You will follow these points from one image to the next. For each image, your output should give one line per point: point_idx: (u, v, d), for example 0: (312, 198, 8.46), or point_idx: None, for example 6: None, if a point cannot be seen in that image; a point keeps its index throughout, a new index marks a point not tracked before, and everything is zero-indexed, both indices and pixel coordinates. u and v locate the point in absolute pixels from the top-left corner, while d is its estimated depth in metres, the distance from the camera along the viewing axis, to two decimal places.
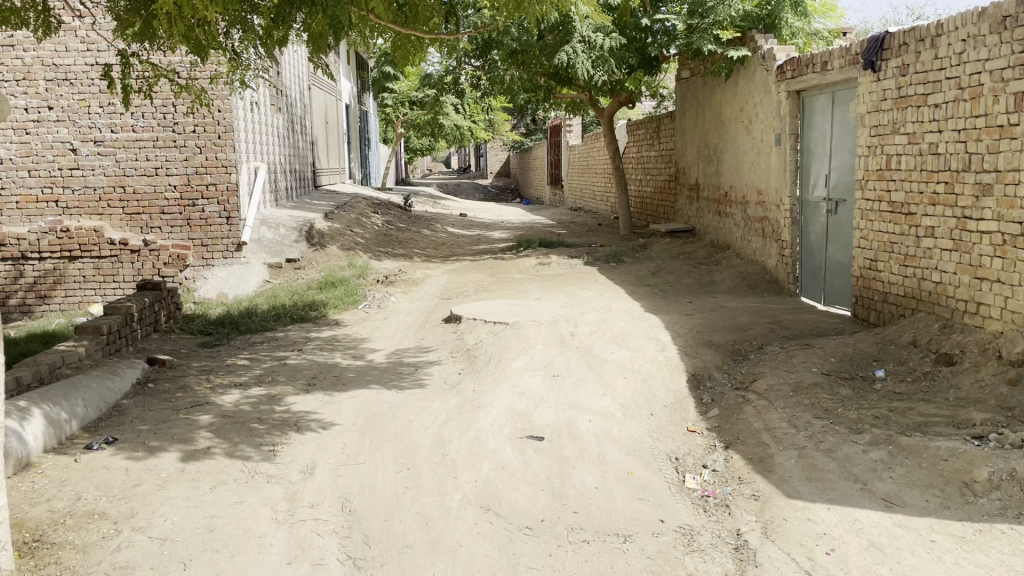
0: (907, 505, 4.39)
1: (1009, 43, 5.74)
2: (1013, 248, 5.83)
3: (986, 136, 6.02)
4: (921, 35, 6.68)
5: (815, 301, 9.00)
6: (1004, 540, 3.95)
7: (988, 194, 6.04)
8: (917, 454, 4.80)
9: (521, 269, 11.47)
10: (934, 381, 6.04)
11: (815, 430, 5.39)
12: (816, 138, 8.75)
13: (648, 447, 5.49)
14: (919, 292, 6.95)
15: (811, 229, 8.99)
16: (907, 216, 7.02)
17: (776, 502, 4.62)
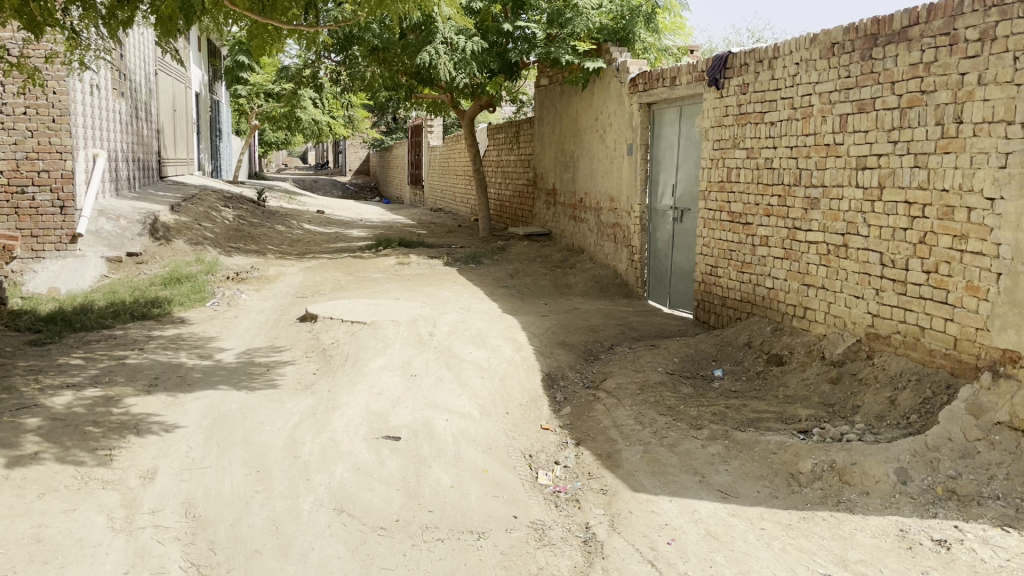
0: (740, 495, 4.71)
1: (836, 68, 6.27)
2: (836, 257, 6.36)
3: (814, 154, 6.54)
4: (759, 57, 7.16)
5: (662, 304, 9.47)
6: (824, 526, 4.31)
7: (816, 208, 6.56)
8: (750, 448, 5.17)
9: (379, 268, 11.36)
10: (766, 379, 6.51)
11: (659, 426, 5.69)
12: (664, 150, 9.20)
13: (503, 445, 5.59)
14: (753, 296, 7.45)
15: (658, 236, 9.45)
16: (745, 225, 7.51)
17: (622, 495, 4.82)
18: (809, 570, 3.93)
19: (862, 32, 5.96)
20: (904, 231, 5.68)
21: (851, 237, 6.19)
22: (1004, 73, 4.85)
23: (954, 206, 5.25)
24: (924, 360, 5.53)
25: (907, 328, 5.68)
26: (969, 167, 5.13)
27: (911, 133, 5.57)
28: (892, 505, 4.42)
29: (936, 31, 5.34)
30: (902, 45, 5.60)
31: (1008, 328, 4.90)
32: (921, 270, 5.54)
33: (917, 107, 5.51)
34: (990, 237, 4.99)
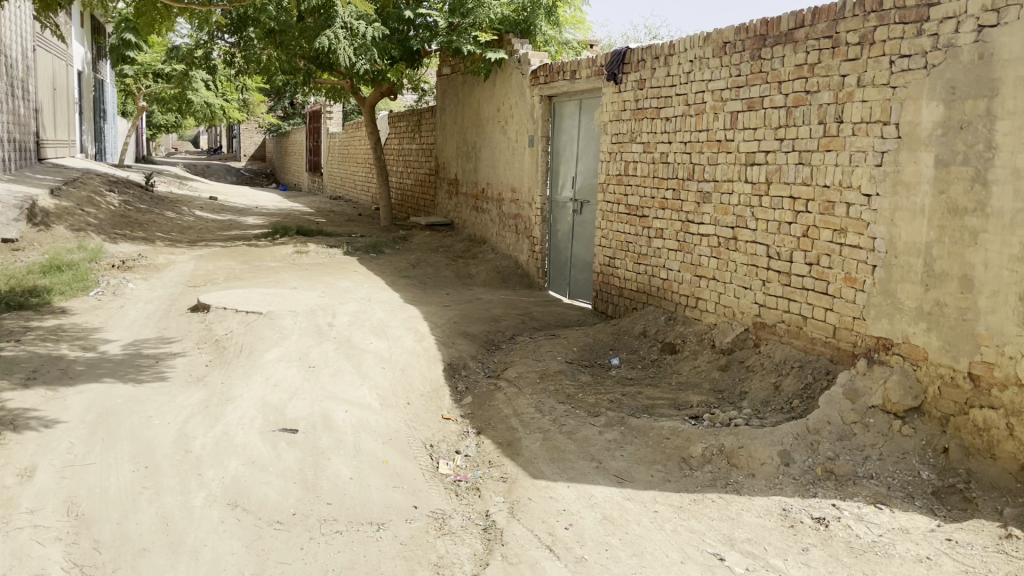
0: (635, 480, 4.85)
1: (727, 67, 6.50)
2: (726, 250, 6.61)
3: (706, 149, 6.77)
4: (656, 53, 7.34)
5: (561, 294, 9.62)
6: (713, 507, 4.49)
7: (708, 202, 6.80)
8: (645, 433, 5.34)
9: (276, 257, 11.08)
10: (660, 367, 6.74)
11: (558, 414, 5.80)
12: (565, 142, 9.33)
13: (403, 436, 5.56)
14: (649, 286, 7.66)
15: (559, 227, 9.59)
16: (641, 217, 7.71)
17: (522, 482, 4.89)
18: (699, 550, 4.08)
19: (752, 33, 6.20)
20: (789, 225, 5.95)
21: (740, 230, 6.45)
22: (881, 76, 5.15)
23: (835, 202, 5.54)
24: (806, 347, 5.83)
25: (791, 317, 5.97)
26: (848, 165, 5.42)
27: (796, 131, 5.83)
28: (776, 486, 4.66)
29: (819, 33, 5.60)
30: (789, 46, 5.85)
31: (882, 317, 5.22)
32: (804, 262, 5.83)
33: (801, 106, 5.78)
34: (867, 231, 5.30)
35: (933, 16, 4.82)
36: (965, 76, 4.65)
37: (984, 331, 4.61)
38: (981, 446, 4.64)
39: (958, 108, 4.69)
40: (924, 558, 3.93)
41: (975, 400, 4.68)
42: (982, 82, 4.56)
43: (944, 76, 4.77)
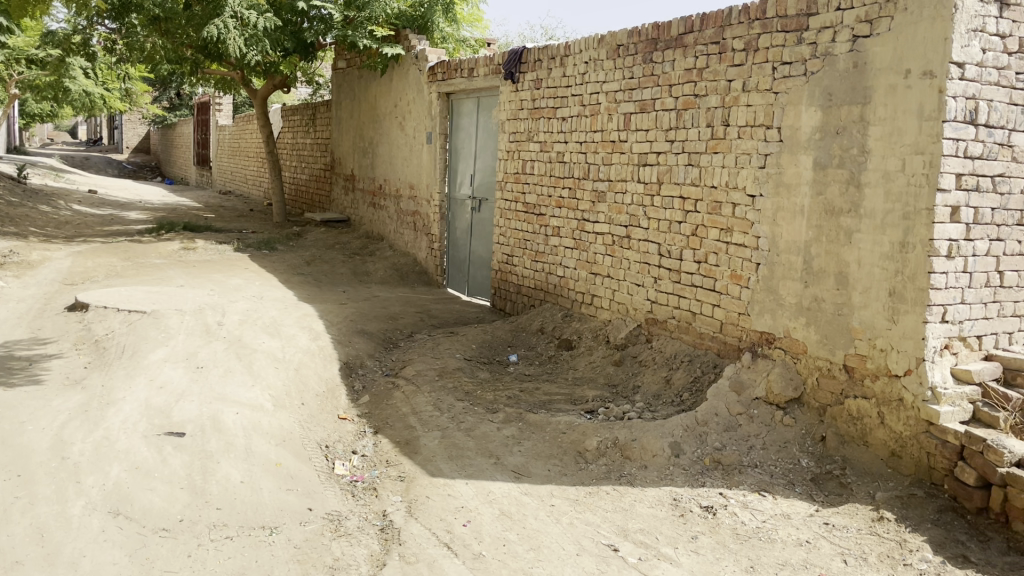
0: (532, 475, 4.90)
1: (621, 69, 6.64)
2: (620, 248, 6.77)
3: (601, 150, 6.91)
4: (552, 53, 7.44)
5: (460, 292, 9.63)
6: (608, 499, 4.59)
7: (603, 201, 6.93)
8: (542, 429, 5.41)
9: (162, 254, 10.62)
10: (557, 363, 6.85)
11: (456, 411, 5.80)
12: (463, 140, 9.33)
13: (297, 437, 5.44)
14: (546, 284, 7.75)
15: (457, 224, 9.58)
16: (538, 216, 7.80)
17: (420, 481, 4.86)
18: (594, 541, 4.17)
19: (644, 36, 6.36)
20: (679, 224, 6.14)
21: (633, 229, 6.61)
22: (764, 81, 5.37)
23: (722, 202, 5.75)
24: (695, 342, 6.03)
25: (681, 313, 6.17)
26: (734, 166, 5.64)
27: (686, 133, 6.02)
28: (667, 477, 4.81)
29: (707, 39, 5.80)
30: (679, 50, 6.04)
31: (765, 312, 5.46)
32: (693, 260, 6.02)
33: (691, 109, 5.97)
34: (752, 231, 5.53)
35: (812, 25, 5.07)
36: (841, 83, 4.91)
37: (858, 325, 4.88)
38: (854, 434, 4.93)
39: (835, 114, 4.95)
40: (804, 542, 4.15)
41: (849, 391, 4.97)
42: (856, 90, 4.83)
43: (821, 83, 5.02)
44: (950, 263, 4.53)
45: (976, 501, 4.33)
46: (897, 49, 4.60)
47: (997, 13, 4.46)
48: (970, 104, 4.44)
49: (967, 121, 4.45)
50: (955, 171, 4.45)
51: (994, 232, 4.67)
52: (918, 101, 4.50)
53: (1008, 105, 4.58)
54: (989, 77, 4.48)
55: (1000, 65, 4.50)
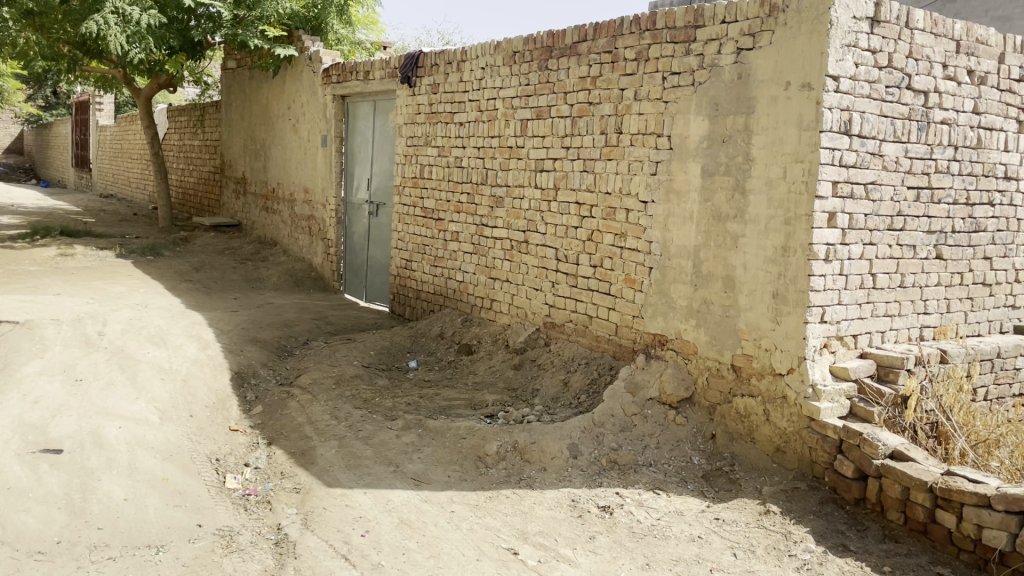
0: (432, 481, 4.87)
1: (517, 76, 6.69)
2: (518, 252, 6.81)
3: (499, 155, 6.95)
4: (448, 58, 7.43)
5: (357, 297, 9.49)
6: (508, 503, 4.61)
7: (501, 206, 6.97)
8: (441, 435, 5.38)
9: (36, 261, 10.01)
10: (457, 368, 6.86)
11: (354, 420, 5.70)
12: (359, 143, 9.20)
13: (185, 451, 5.22)
14: (445, 289, 7.73)
15: (354, 229, 9.44)
16: (436, 220, 7.77)
17: (316, 492, 4.75)
18: (494, 546, 4.17)
19: (539, 44, 6.43)
20: (576, 229, 6.24)
21: (531, 234, 6.67)
22: (655, 90, 5.53)
23: (616, 208, 5.88)
24: (592, 345, 6.14)
25: (577, 317, 6.26)
26: (627, 173, 5.78)
27: (581, 140, 6.13)
28: (565, 478, 4.87)
29: (600, 48, 5.92)
30: (573, 59, 6.14)
31: (658, 315, 5.61)
32: (589, 265, 6.13)
33: (585, 116, 6.08)
34: (645, 236, 5.67)
35: (699, 36, 5.25)
36: (727, 93, 5.11)
37: (744, 326, 5.09)
38: (742, 431, 5.14)
39: (721, 123, 5.14)
40: (696, 537, 4.28)
41: (737, 389, 5.16)
42: (741, 100, 5.03)
43: (708, 94, 5.21)
44: (827, 266, 4.78)
45: (854, 492, 4.59)
46: (777, 63, 4.82)
47: (868, 29, 4.72)
48: (844, 115, 4.69)
49: (842, 132, 4.70)
50: (831, 179, 4.70)
51: (867, 236, 4.92)
52: (797, 112, 4.73)
53: (879, 116, 4.84)
54: (862, 89, 4.74)
55: (871, 79, 4.77)
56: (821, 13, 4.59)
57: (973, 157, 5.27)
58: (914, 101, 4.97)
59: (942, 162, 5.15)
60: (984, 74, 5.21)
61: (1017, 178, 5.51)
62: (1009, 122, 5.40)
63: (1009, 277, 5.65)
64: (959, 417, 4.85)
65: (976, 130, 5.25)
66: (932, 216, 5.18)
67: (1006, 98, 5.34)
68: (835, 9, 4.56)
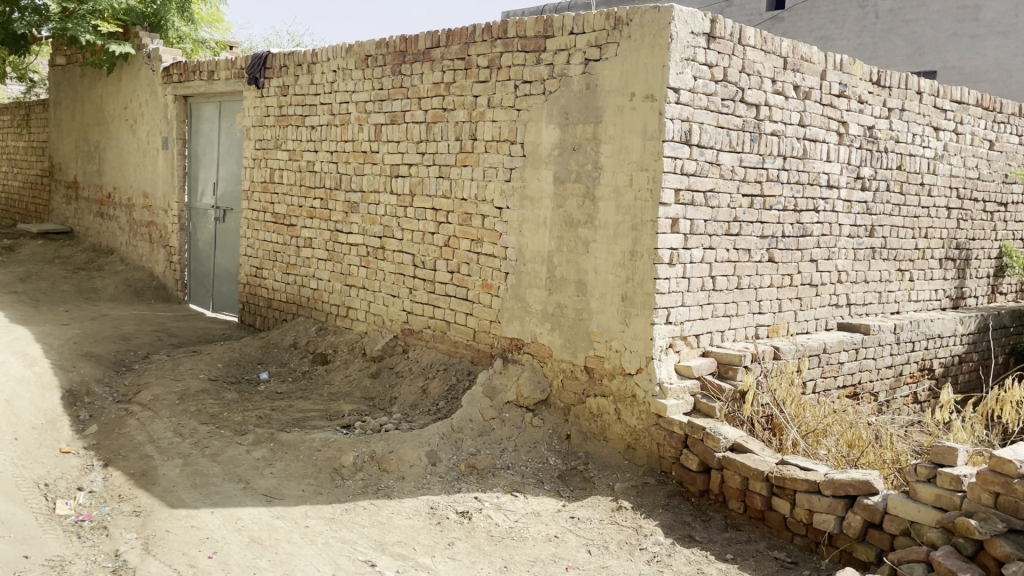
0: (285, 496, 4.70)
1: (369, 80, 6.61)
2: (374, 258, 6.72)
3: (352, 159, 6.82)
4: (298, 61, 7.25)
5: (204, 307, 9.07)
6: (365, 514, 4.52)
7: (355, 212, 6.85)
8: (295, 448, 5.22)
9: None
10: (311, 379, 6.70)
11: (200, 436, 5.43)
12: (204, 146, 8.80)
13: (9, 476, 4.79)
14: (298, 297, 7.50)
15: (199, 236, 9.00)
16: (288, 226, 7.54)
17: (159, 514, 4.48)
18: (350, 559, 4.07)
19: (392, 48, 6.38)
20: (432, 236, 6.22)
21: (387, 240, 6.59)
22: (507, 98, 5.60)
23: (471, 214, 5.91)
24: (450, 351, 6.14)
25: (435, 323, 6.25)
26: (482, 179, 5.82)
27: (436, 146, 6.12)
28: (424, 486, 4.83)
29: (453, 55, 5.94)
30: (426, 64, 6.13)
31: (514, 319, 5.68)
32: (446, 271, 6.12)
33: (440, 122, 6.07)
34: (500, 241, 5.73)
35: (549, 46, 5.36)
36: (576, 103, 5.25)
37: (596, 329, 5.24)
38: (595, 430, 5.29)
39: (572, 131, 5.28)
40: (552, 537, 4.35)
41: (590, 390, 5.31)
42: (589, 110, 5.19)
43: (559, 102, 5.33)
44: (671, 270, 5.00)
45: (698, 484, 4.83)
46: (623, 74, 5.01)
47: (705, 44, 4.99)
48: (684, 125, 4.93)
49: (683, 141, 4.94)
50: (673, 186, 4.92)
51: (707, 241, 5.18)
52: (642, 122, 4.93)
53: (716, 127, 5.12)
54: (700, 102, 5.00)
55: (708, 92, 5.04)
56: (663, 27, 4.80)
57: (800, 167, 5.67)
58: (747, 114, 5.29)
59: (772, 171, 5.51)
60: (808, 90, 5.62)
61: (837, 186, 5.97)
62: (830, 134, 5.84)
63: (833, 278, 6.11)
64: (791, 409, 5.18)
65: (802, 142, 5.65)
66: (765, 222, 5.53)
67: (827, 112, 5.78)
68: (675, 24, 4.79)
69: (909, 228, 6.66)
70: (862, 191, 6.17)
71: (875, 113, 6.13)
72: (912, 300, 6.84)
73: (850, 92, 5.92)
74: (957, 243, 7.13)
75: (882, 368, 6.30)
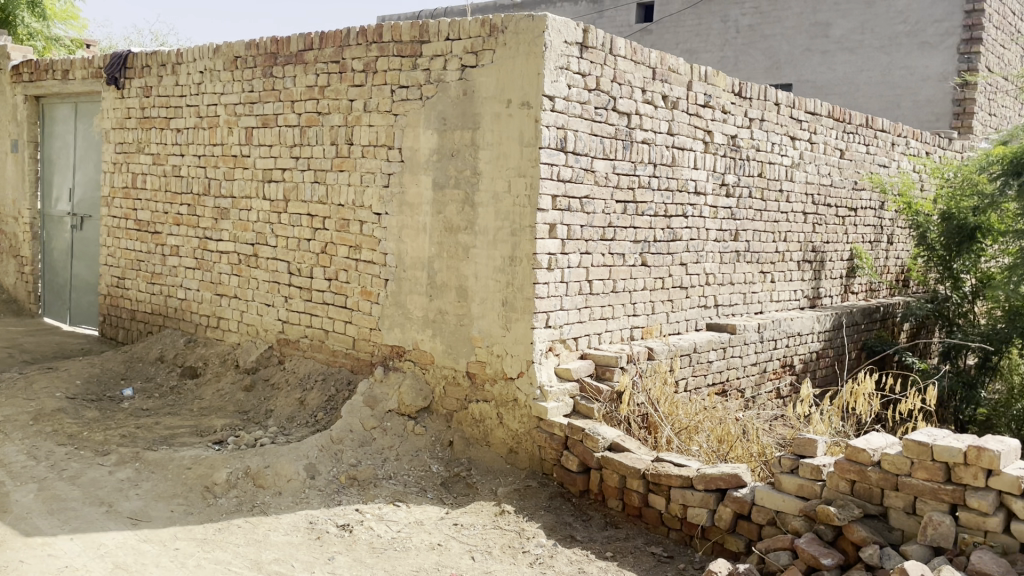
0: (152, 518, 4.45)
1: (239, 82, 6.38)
2: (246, 266, 6.49)
3: (222, 164, 6.57)
4: (162, 60, 6.92)
5: (60, 321, 8.49)
6: (240, 533, 4.34)
7: (226, 218, 6.60)
8: (163, 467, 4.97)
9: None
10: (180, 394, 6.40)
11: (57, 458, 5.07)
12: (58, 149, 8.25)
13: None
14: (165, 308, 7.15)
15: (54, 245, 8.44)
16: (153, 234, 7.17)
17: (10, 543, 4.10)
18: None
19: (262, 50, 6.20)
20: (308, 242, 6.07)
21: (260, 247, 6.38)
22: (384, 103, 5.54)
23: (349, 219, 5.80)
24: (328, 360, 6.00)
25: (313, 332, 6.09)
26: (359, 185, 5.72)
27: (310, 150, 5.97)
28: (302, 500, 4.70)
29: (327, 58, 5.82)
30: (299, 67, 5.98)
31: (394, 326, 5.61)
32: (324, 278, 5.98)
33: (314, 126, 5.93)
34: (379, 247, 5.65)
35: (425, 52, 5.34)
36: (453, 108, 5.25)
37: (477, 334, 5.25)
38: (478, 435, 5.31)
39: (449, 137, 5.27)
40: (435, 545, 4.32)
41: (472, 396, 5.31)
42: (466, 116, 5.20)
43: (436, 108, 5.32)
44: (550, 275, 5.07)
45: (579, 485, 4.92)
46: (499, 81, 5.05)
47: (577, 54, 5.09)
48: (560, 133, 5.02)
49: (559, 148, 5.02)
50: (550, 193, 5.00)
51: (583, 246, 5.29)
52: (518, 129, 4.98)
53: (590, 135, 5.23)
54: (574, 110, 5.10)
55: (582, 100, 5.15)
56: (538, 36, 4.88)
57: (669, 174, 5.89)
58: (619, 122, 5.44)
59: (644, 178, 5.68)
60: (675, 100, 5.84)
61: (704, 193, 6.23)
62: (697, 143, 6.09)
63: (701, 281, 6.36)
64: (664, 407, 5.31)
65: (670, 150, 5.86)
66: (638, 227, 5.69)
67: (693, 122, 6.03)
68: (548, 33, 4.87)
69: (770, 232, 7.02)
70: (726, 198, 6.47)
71: (737, 122, 6.45)
72: (774, 300, 7.22)
73: (714, 102, 6.19)
74: (813, 246, 7.58)
75: (748, 366, 6.60)
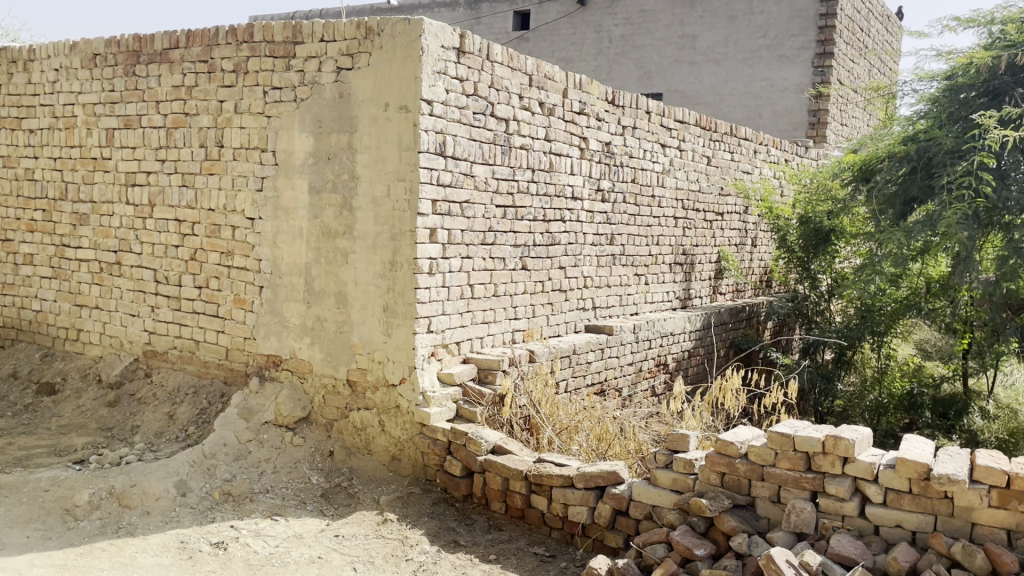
0: (6, 546, 4.11)
1: (99, 80, 6.04)
2: (109, 275, 6.14)
3: (80, 166, 6.20)
4: (11, 57, 6.47)
5: None
6: (104, 557, 4.06)
7: (85, 224, 6.22)
8: (17, 490, 4.62)
9: None
10: (35, 412, 5.98)
11: None
12: None
13: None
14: (18, 321, 6.67)
15: None
16: (4, 242, 6.68)
17: None
18: None
19: (123, 47, 5.89)
20: (176, 249, 5.80)
21: (123, 254, 6.06)
22: (256, 104, 5.37)
23: (220, 225, 5.58)
24: (199, 372, 5.76)
25: (182, 343, 5.83)
26: (230, 189, 5.52)
27: (178, 153, 5.72)
28: (173, 519, 4.48)
29: (194, 57, 5.59)
30: (164, 66, 5.71)
31: (270, 335, 5.45)
32: (193, 286, 5.73)
33: (181, 128, 5.69)
34: (252, 254, 5.46)
35: (298, 53, 5.22)
36: (329, 111, 5.16)
37: (357, 341, 5.17)
38: (359, 444, 5.23)
39: (325, 141, 5.18)
40: (315, 558, 4.21)
41: (353, 404, 5.23)
42: (343, 119, 5.12)
43: (311, 110, 5.20)
44: (431, 279, 5.06)
45: (462, 490, 4.94)
46: (376, 84, 5.01)
47: (455, 59, 5.10)
48: (439, 137, 5.02)
49: (438, 153, 5.02)
50: (430, 197, 4.99)
51: (464, 250, 5.31)
52: (397, 133, 4.95)
53: (469, 140, 5.26)
54: (452, 115, 5.11)
55: (461, 105, 5.17)
56: (413, 40, 4.86)
57: (547, 179, 5.99)
58: (497, 128, 5.49)
59: (522, 183, 5.76)
60: (552, 106, 5.96)
61: (581, 198, 6.37)
62: (573, 149, 6.23)
63: (580, 284, 6.51)
64: (546, 409, 5.38)
65: (547, 155, 5.96)
66: (518, 231, 5.76)
67: (569, 128, 6.16)
68: (424, 37, 4.86)
69: (644, 236, 7.26)
70: (602, 202, 6.64)
71: (611, 130, 6.63)
72: (648, 302, 7.47)
73: (589, 109, 6.35)
74: (683, 250, 7.88)
75: (625, 366, 6.79)
